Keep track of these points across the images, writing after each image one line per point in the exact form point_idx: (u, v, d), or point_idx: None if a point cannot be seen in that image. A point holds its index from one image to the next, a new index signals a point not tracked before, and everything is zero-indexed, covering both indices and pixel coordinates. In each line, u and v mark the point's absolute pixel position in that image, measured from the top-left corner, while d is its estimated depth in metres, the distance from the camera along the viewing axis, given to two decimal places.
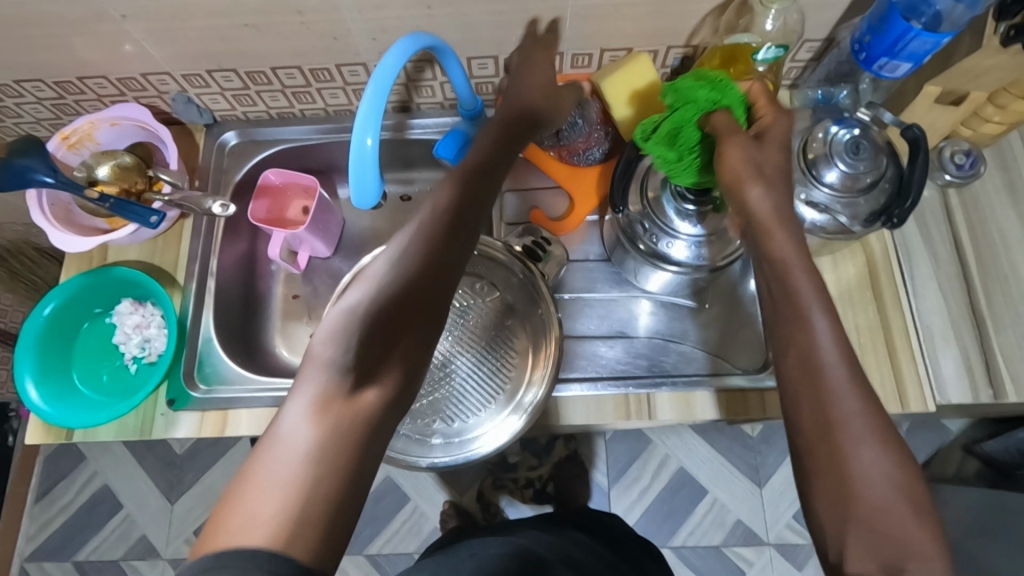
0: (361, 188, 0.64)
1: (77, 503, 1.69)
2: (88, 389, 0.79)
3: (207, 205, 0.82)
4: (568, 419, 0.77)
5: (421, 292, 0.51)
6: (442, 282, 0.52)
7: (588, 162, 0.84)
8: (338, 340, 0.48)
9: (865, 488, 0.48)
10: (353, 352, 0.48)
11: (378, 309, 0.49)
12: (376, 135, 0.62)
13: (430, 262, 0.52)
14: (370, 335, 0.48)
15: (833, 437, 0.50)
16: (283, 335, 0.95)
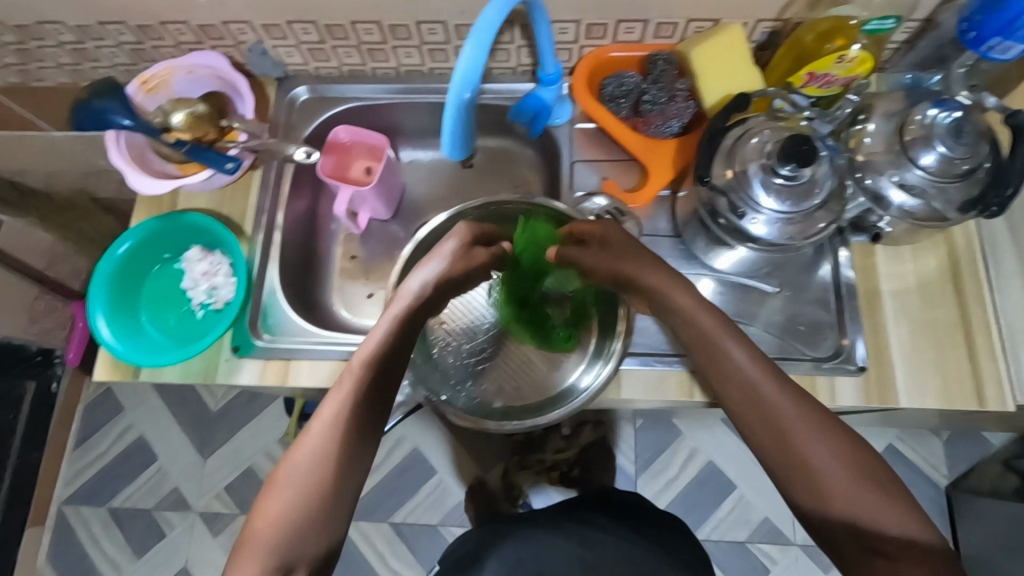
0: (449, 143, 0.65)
1: (114, 451, 1.73)
2: (155, 331, 0.81)
3: (290, 151, 0.84)
4: (628, 394, 0.76)
5: (372, 400, 0.62)
6: (387, 388, 0.64)
7: (665, 134, 0.80)
8: (308, 446, 0.59)
9: (828, 480, 0.54)
10: (321, 455, 0.59)
11: (342, 418, 0.60)
12: (474, 90, 0.61)
13: (382, 368, 0.63)
14: (333, 439, 0.60)
15: (793, 446, 0.56)
16: (340, 294, 0.95)
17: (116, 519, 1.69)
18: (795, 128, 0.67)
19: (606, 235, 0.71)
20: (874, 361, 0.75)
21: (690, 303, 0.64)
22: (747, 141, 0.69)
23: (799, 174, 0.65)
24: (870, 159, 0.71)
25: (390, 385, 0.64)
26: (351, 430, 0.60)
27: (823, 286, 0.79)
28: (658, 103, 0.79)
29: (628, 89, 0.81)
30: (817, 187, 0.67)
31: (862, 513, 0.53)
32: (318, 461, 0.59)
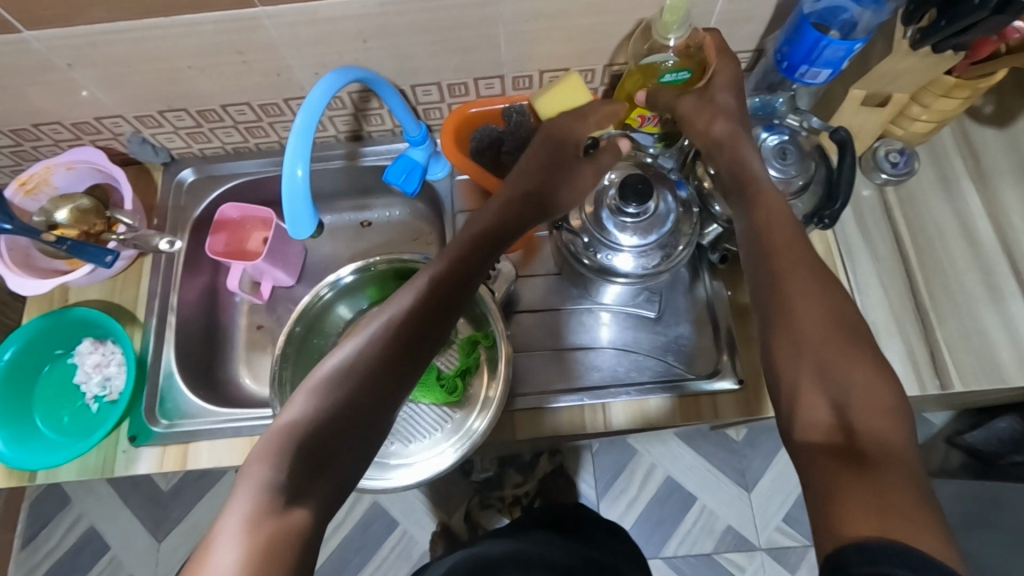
0: (296, 221, 0.66)
1: (63, 546, 1.68)
2: (48, 430, 0.80)
3: (155, 242, 0.86)
4: (525, 434, 0.78)
5: (413, 353, 0.54)
6: (395, 394, 0.53)
7: None
8: (325, 386, 0.51)
9: (806, 329, 0.53)
10: (334, 406, 0.50)
11: (363, 362, 0.52)
12: (306, 165, 0.64)
13: (425, 322, 0.55)
14: (364, 395, 0.51)
15: (787, 303, 0.55)
16: (247, 365, 0.95)
17: None
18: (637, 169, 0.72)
19: (711, 79, 0.71)
20: (751, 378, 0.78)
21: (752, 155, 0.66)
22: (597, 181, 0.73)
23: (645, 210, 0.70)
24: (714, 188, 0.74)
25: (433, 346, 0.55)
26: (369, 382, 0.51)
27: (703, 306, 0.84)
28: (517, 154, 0.86)
29: (490, 141, 0.86)
30: (665, 219, 0.72)
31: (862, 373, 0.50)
32: (335, 412, 0.50)
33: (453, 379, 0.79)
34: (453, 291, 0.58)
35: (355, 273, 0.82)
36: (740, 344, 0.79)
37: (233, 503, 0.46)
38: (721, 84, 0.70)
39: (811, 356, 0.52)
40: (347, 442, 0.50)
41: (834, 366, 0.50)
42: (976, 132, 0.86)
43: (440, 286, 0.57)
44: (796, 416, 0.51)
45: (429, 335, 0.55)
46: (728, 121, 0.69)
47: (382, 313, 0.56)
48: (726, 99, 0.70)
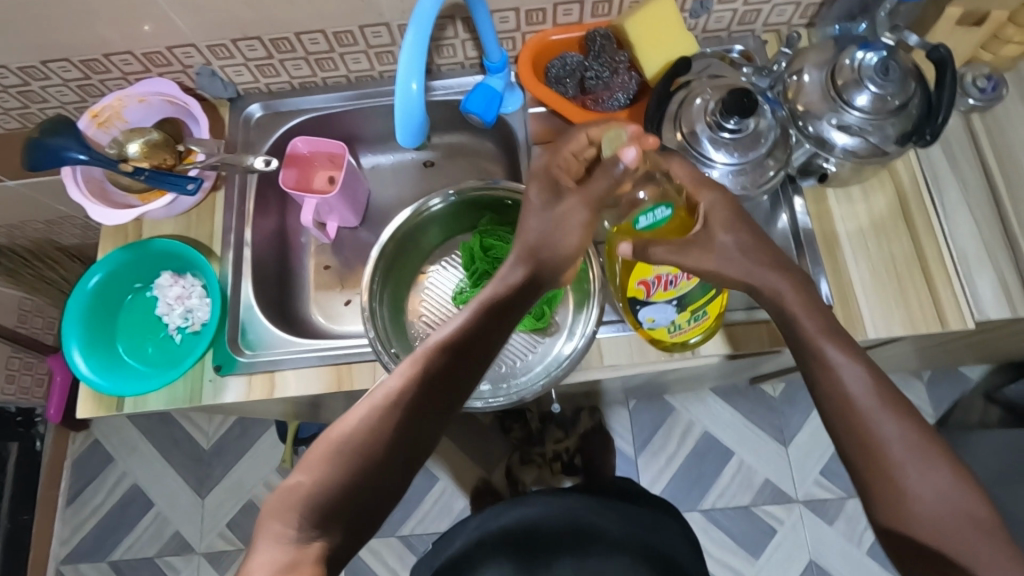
0: (405, 131, 0.69)
1: (108, 503, 1.70)
2: (133, 361, 0.80)
3: (248, 161, 0.84)
4: (611, 360, 0.77)
5: (412, 425, 0.57)
6: (394, 470, 0.56)
7: (614, 108, 0.82)
8: (327, 461, 0.54)
9: (916, 495, 0.53)
10: (337, 473, 0.54)
11: (363, 432, 0.55)
12: (420, 80, 0.67)
13: (416, 406, 0.57)
14: (367, 461, 0.55)
15: (880, 459, 0.54)
16: (317, 304, 0.96)
17: (119, 571, 1.65)
18: (735, 86, 0.70)
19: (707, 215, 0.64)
20: (840, 300, 0.77)
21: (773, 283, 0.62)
22: (691, 101, 0.72)
23: (744, 126, 0.68)
24: (809, 108, 0.74)
25: (437, 416, 0.58)
26: (372, 452, 0.55)
27: (785, 236, 0.82)
28: (601, 79, 0.81)
29: (572, 68, 0.83)
30: (760, 141, 0.70)
31: (964, 548, 0.50)
32: (341, 475, 0.54)
33: (538, 310, 0.78)
34: (455, 365, 0.60)
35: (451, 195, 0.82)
36: (828, 275, 0.78)
37: (261, 546, 0.50)
38: (715, 231, 0.63)
39: (913, 519, 0.52)
40: (354, 503, 0.54)
41: (947, 537, 0.51)
42: None
43: (443, 361, 0.59)
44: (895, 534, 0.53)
45: (432, 406, 0.58)
46: (736, 273, 0.62)
47: (380, 390, 0.58)
48: (728, 245, 0.63)
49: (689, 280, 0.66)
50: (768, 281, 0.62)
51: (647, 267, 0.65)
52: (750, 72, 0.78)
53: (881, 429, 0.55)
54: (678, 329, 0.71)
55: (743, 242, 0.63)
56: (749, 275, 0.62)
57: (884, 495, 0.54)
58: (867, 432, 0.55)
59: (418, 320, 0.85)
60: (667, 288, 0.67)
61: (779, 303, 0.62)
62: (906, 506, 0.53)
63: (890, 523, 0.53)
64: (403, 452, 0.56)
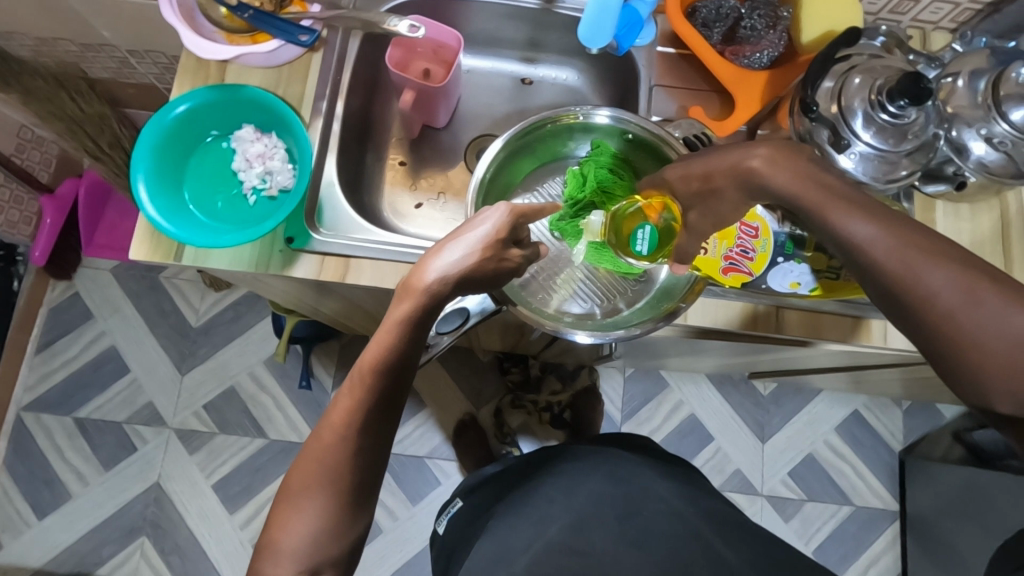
0: (595, 31, 0.77)
1: (82, 359, 1.63)
2: (198, 212, 0.74)
3: (391, 22, 0.78)
4: (694, 320, 0.77)
5: (384, 398, 0.63)
6: (374, 439, 0.64)
7: (755, 66, 0.78)
8: (322, 450, 0.62)
9: (980, 338, 0.48)
10: (339, 449, 0.62)
11: (351, 417, 0.62)
12: None
13: (381, 395, 0.63)
14: (360, 434, 0.62)
15: (928, 311, 0.49)
16: (388, 202, 0.91)
17: (82, 430, 1.59)
18: (902, 70, 0.67)
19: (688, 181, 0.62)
20: None
21: (790, 180, 0.56)
22: (850, 78, 0.68)
23: (905, 113, 0.65)
24: (958, 112, 0.72)
25: (404, 379, 0.65)
26: (360, 429, 0.62)
27: None
28: (756, 30, 0.78)
29: (724, 14, 0.79)
30: (907, 136, 0.68)
31: None
32: (338, 461, 0.62)
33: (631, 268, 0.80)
34: (412, 335, 0.64)
35: (585, 113, 0.78)
36: None
37: (309, 505, 0.61)
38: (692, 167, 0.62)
39: (980, 370, 0.48)
40: (365, 468, 0.63)
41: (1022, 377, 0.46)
42: None
43: (402, 334, 0.63)
44: (969, 387, 0.49)
45: (399, 374, 0.64)
46: (737, 198, 0.59)
47: (352, 386, 0.63)
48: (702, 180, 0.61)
49: (760, 237, 0.74)
50: (760, 176, 0.57)
51: (714, 260, 0.73)
52: (917, 57, 0.75)
53: (926, 281, 0.50)
54: (839, 272, 0.73)
55: (729, 154, 0.59)
56: (742, 173, 0.58)
57: (949, 355, 0.49)
58: (914, 290, 0.50)
59: None
60: (753, 256, 0.74)
61: (778, 191, 0.57)
62: (982, 356, 0.47)
63: (959, 378, 0.49)
64: (387, 419, 0.64)
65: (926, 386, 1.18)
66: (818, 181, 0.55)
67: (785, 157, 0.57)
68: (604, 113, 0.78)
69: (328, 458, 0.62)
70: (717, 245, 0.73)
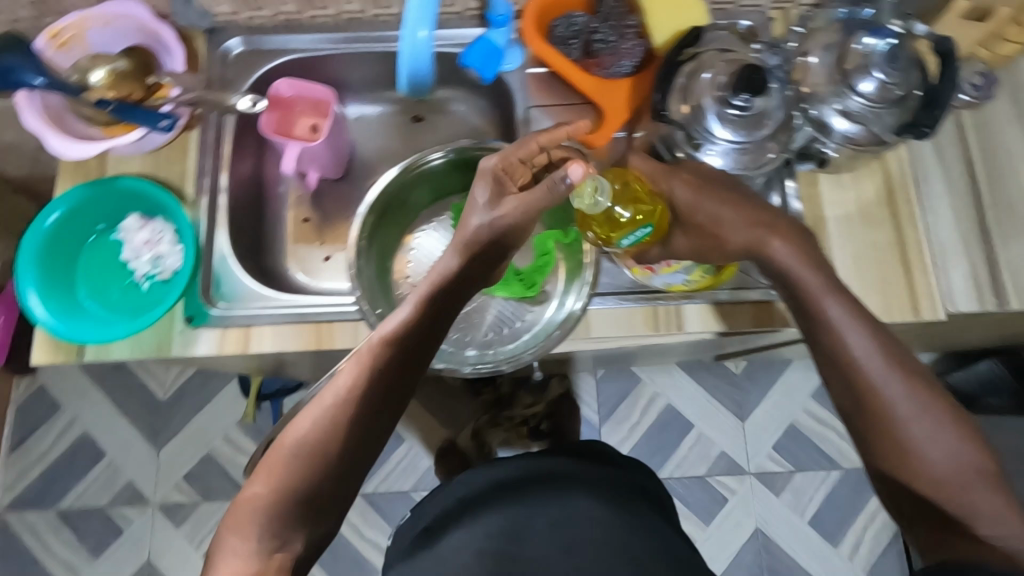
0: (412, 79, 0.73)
1: (56, 451, 1.63)
2: (95, 307, 0.75)
3: (234, 101, 0.79)
4: (598, 332, 0.78)
5: (365, 410, 0.61)
6: (345, 453, 0.61)
7: (618, 75, 0.79)
8: (284, 463, 0.59)
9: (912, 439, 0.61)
10: (288, 474, 0.59)
11: (311, 441, 0.59)
12: (427, 28, 0.68)
13: (364, 405, 0.61)
14: (331, 447, 0.60)
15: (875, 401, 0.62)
16: (294, 258, 0.92)
17: (66, 521, 1.59)
18: (745, 61, 0.68)
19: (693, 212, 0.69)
20: None
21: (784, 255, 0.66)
22: (698, 75, 0.70)
23: (753, 104, 0.67)
24: (814, 91, 0.73)
25: (393, 399, 0.63)
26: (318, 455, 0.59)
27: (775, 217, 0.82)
28: (609, 42, 0.79)
29: (578, 29, 0.79)
30: (764, 121, 0.69)
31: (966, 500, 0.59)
32: (304, 469, 0.59)
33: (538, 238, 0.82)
34: (411, 340, 0.64)
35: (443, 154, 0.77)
36: None
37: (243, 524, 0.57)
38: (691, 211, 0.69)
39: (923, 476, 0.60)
40: (312, 500, 0.59)
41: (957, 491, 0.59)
42: None
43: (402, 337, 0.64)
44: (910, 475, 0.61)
45: (379, 406, 0.62)
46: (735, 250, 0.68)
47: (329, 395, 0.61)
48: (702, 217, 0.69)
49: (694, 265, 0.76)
50: (763, 242, 0.67)
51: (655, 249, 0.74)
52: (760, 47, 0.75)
53: (879, 384, 0.62)
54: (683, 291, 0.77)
55: (748, 217, 0.67)
56: (754, 239, 0.67)
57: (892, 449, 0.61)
58: (841, 347, 0.63)
59: (405, 281, 0.81)
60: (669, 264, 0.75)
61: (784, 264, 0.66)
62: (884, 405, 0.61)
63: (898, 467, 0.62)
64: (363, 432, 0.61)
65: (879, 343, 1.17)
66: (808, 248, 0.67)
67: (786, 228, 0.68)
68: (458, 148, 0.76)
69: (292, 467, 0.59)
70: (650, 255, 0.73)
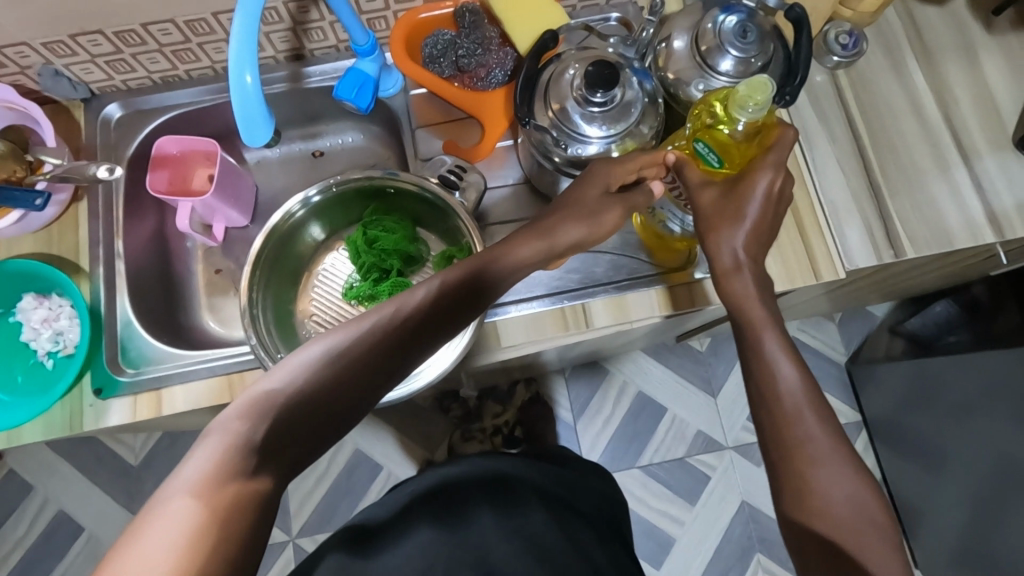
0: (251, 126, 0.67)
1: (32, 534, 1.58)
2: (0, 393, 0.75)
3: (92, 171, 0.77)
4: (509, 341, 0.78)
5: (406, 348, 0.55)
6: (371, 378, 0.53)
7: (493, 85, 0.81)
8: (304, 371, 0.51)
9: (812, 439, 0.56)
10: (298, 387, 0.51)
11: (291, 405, 0.51)
12: (254, 71, 0.65)
13: (403, 341, 0.54)
14: (361, 369, 0.53)
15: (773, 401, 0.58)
16: (210, 309, 0.92)
17: None
18: (601, 57, 0.70)
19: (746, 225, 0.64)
20: None
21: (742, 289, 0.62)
22: (560, 76, 0.71)
23: (611, 97, 0.68)
24: (679, 75, 0.74)
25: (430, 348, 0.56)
26: (289, 420, 0.50)
27: None
28: (476, 56, 0.81)
29: (444, 47, 0.81)
30: (629, 111, 0.70)
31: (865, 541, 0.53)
32: (334, 376, 0.52)
33: (438, 252, 0.81)
34: (470, 296, 0.57)
35: (320, 193, 0.76)
36: None
37: (193, 458, 0.48)
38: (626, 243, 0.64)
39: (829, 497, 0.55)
40: (297, 424, 0.51)
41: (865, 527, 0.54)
42: (919, 10, 0.88)
43: (467, 287, 0.57)
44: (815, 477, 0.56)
45: (367, 396, 0.53)
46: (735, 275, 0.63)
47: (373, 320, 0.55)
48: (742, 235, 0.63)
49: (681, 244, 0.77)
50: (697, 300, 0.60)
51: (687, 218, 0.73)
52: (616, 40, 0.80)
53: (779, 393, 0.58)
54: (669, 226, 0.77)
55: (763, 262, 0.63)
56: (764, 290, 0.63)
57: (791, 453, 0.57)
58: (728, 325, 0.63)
59: (308, 320, 0.82)
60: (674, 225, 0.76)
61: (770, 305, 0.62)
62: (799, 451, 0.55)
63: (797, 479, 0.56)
64: (399, 359, 0.54)
65: (835, 295, 1.13)
66: (744, 290, 0.61)
67: (737, 272, 0.62)
68: (341, 182, 0.75)
69: (323, 378, 0.51)
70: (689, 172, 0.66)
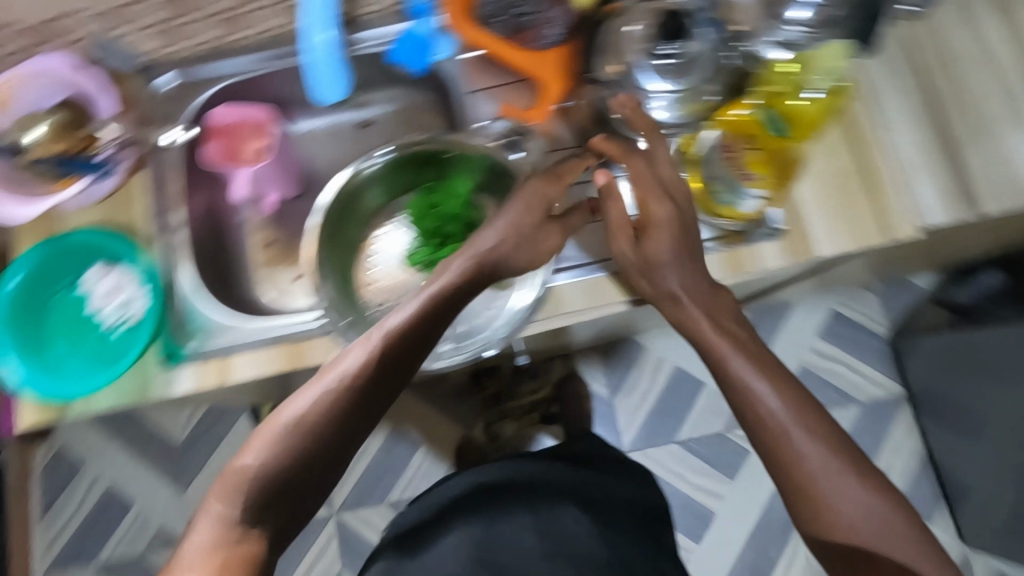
0: (319, 84, 0.78)
1: (82, 513, 1.55)
2: (73, 363, 0.76)
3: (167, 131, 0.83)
4: (569, 306, 0.77)
5: (392, 370, 0.63)
6: (365, 402, 0.62)
7: (549, 45, 0.78)
8: (300, 407, 0.60)
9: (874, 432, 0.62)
10: (294, 424, 0.59)
11: (314, 432, 0.59)
12: (323, 33, 0.76)
13: (389, 366, 0.62)
14: (346, 398, 0.61)
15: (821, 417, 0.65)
16: (264, 283, 0.91)
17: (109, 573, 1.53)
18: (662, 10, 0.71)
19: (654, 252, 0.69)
20: (790, 224, 0.77)
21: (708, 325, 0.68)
22: None
23: None
24: (748, 29, 0.72)
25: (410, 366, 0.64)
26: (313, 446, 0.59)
27: None
28: (535, 15, 0.78)
29: (502, 5, 0.79)
30: None
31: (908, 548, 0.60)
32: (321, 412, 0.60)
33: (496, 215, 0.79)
34: (442, 313, 0.64)
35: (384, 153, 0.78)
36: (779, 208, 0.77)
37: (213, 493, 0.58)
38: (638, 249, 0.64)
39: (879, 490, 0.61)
40: (303, 452, 0.59)
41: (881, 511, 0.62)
42: None
43: (439, 305, 0.64)
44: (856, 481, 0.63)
45: (349, 424, 0.61)
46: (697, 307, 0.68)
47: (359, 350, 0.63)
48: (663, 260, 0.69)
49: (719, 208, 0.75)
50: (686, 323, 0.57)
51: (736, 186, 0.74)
52: None
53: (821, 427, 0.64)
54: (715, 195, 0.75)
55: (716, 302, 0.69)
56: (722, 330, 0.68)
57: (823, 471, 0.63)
58: None
59: (368, 287, 0.82)
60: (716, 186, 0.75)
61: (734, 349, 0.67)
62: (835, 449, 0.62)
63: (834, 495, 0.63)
64: (381, 385, 0.63)
65: (882, 264, 1.10)
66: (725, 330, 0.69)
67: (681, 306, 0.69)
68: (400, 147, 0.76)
69: (309, 409, 0.60)
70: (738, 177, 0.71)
